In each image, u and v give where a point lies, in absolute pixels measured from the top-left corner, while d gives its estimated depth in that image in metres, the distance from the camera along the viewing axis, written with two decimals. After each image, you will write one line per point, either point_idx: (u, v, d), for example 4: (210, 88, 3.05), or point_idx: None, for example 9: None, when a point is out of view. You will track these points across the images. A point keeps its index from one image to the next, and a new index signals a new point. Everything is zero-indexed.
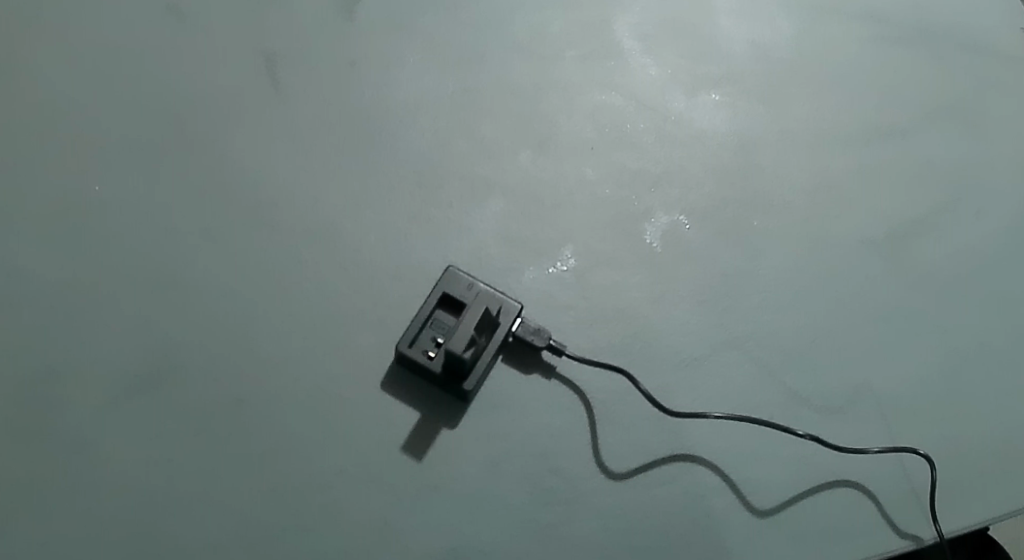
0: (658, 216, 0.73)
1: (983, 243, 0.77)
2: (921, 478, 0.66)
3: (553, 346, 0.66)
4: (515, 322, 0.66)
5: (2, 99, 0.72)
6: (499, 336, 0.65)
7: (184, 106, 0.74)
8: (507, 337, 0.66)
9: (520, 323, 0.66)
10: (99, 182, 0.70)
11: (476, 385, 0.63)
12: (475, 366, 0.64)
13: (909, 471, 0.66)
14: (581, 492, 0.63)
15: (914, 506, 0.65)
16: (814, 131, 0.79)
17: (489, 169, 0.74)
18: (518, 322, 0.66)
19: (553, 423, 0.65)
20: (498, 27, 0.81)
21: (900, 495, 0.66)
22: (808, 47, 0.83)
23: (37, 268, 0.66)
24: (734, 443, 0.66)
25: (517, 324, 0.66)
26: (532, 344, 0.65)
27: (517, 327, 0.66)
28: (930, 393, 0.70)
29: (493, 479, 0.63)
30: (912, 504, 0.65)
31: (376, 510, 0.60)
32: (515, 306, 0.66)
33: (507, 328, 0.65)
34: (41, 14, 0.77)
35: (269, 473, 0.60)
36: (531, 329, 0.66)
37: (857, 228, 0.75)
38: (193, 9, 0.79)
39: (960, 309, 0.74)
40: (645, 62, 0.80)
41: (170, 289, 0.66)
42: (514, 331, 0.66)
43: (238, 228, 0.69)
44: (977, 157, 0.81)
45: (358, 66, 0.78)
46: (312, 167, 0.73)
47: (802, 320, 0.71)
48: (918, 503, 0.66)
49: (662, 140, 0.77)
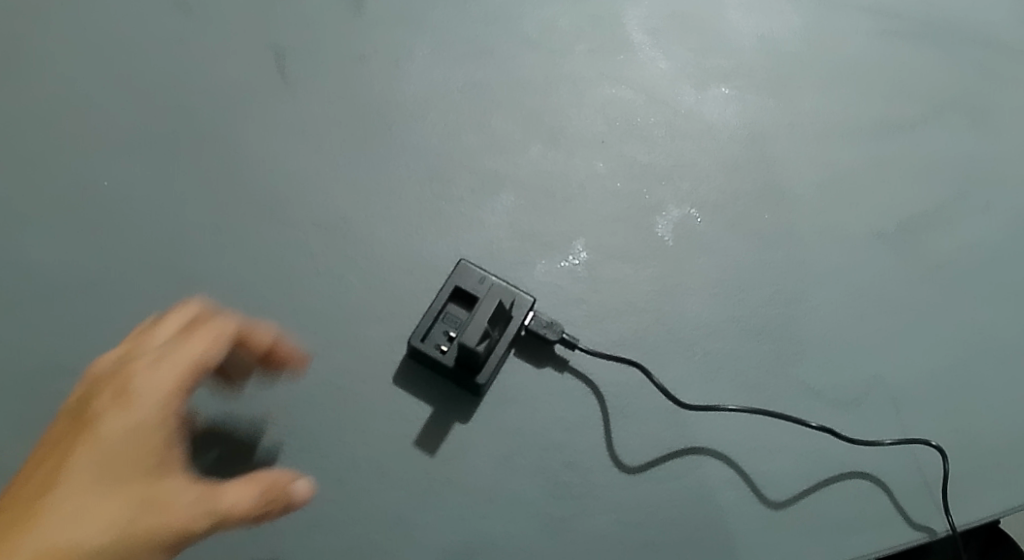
0: (670, 210, 0.73)
1: (995, 236, 0.77)
2: (933, 470, 0.66)
3: (566, 339, 0.65)
4: (528, 315, 0.65)
5: (14, 97, 0.72)
6: (511, 329, 0.64)
7: (192, 100, 0.74)
8: (520, 331, 0.65)
9: (533, 317, 0.66)
10: (109, 179, 0.70)
11: (489, 379, 0.63)
12: (488, 359, 0.63)
13: (921, 464, 0.66)
14: (594, 486, 0.63)
15: (925, 497, 0.65)
16: (823, 124, 0.79)
17: (499, 162, 0.74)
18: (531, 315, 0.66)
19: (566, 417, 0.65)
20: (507, 21, 0.81)
21: (912, 487, 0.66)
22: (817, 40, 0.83)
23: (49, 266, 0.67)
24: (748, 435, 0.65)
25: (529, 317, 0.65)
26: (545, 337, 0.65)
27: (529, 320, 0.65)
28: (943, 386, 0.70)
29: (506, 473, 0.63)
30: (924, 496, 0.65)
31: (389, 502, 0.60)
32: (528, 299, 0.66)
33: (519, 322, 0.65)
34: (49, 9, 0.77)
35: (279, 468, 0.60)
36: (544, 322, 0.65)
37: (867, 221, 0.75)
38: (200, 2, 0.79)
39: (972, 302, 0.74)
40: (655, 55, 0.80)
41: (181, 285, 0.67)
42: (527, 325, 0.66)
43: (249, 224, 0.69)
44: (989, 150, 0.80)
45: (367, 60, 0.77)
46: (321, 162, 0.73)
47: (813, 312, 0.71)
48: (930, 494, 0.66)
49: (673, 133, 0.76)
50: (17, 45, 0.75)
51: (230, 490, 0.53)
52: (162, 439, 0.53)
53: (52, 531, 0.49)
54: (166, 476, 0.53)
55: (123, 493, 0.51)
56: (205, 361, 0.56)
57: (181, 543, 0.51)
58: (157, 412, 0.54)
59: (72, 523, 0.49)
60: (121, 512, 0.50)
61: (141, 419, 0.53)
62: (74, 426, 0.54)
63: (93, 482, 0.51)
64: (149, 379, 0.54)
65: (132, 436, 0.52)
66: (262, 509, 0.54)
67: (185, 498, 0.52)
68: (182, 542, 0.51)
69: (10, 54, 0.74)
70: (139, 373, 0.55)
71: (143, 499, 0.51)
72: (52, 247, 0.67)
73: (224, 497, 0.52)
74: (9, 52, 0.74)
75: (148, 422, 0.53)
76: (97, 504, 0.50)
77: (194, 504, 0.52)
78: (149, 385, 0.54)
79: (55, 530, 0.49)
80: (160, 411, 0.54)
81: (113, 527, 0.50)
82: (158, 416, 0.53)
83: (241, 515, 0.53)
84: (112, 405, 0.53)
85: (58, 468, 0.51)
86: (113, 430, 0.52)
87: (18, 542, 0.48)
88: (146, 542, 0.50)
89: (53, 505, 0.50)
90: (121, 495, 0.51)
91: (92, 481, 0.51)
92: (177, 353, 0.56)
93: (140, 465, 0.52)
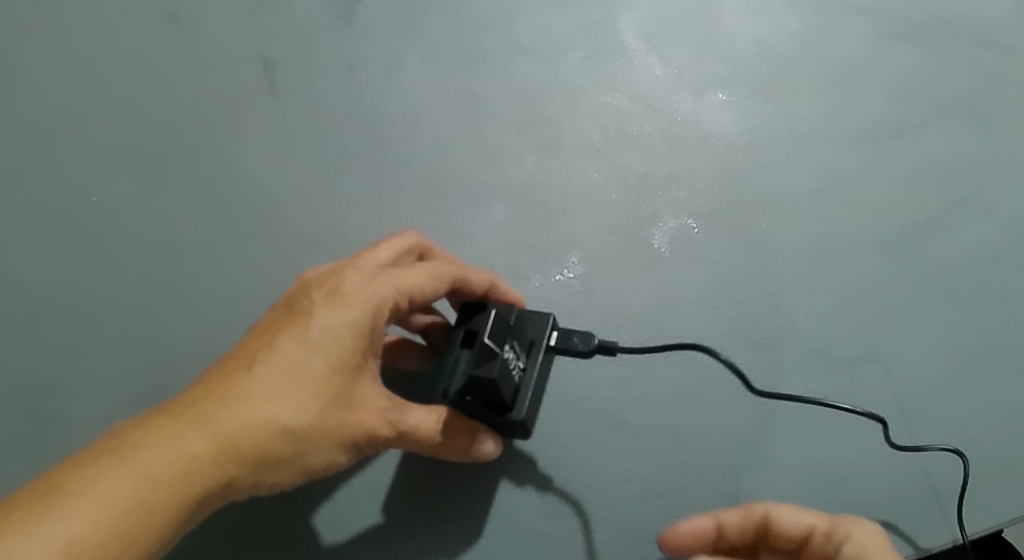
0: (666, 220, 0.72)
1: (1010, 240, 0.73)
2: (942, 476, 0.63)
3: (603, 347, 0.57)
4: (552, 335, 0.57)
5: (11, 114, 0.74)
6: (537, 354, 0.55)
7: (183, 115, 0.74)
8: (549, 354, 0.57)
9: (558, 335, 0.57)
10: (101, 194, 0.71)
11: (527, 412, 0.54)
12: (519, 392, 0.54)
13: (930, 472, 0.63)
14: (590, 504, 0.62)
15: (933, 505, 0.62)
16: (824, 130, 0.77)
17: (492, 174, 0.73)
18: (554, 333, 0.57)
19: (562, 434, 0.64)
20: (500, 29, 0.80)
21: (920, 498, 0.62)
22: (816, 43, 0.81)
23: (42, 287, 0.67)
24: (748, 449, 0.64)
25: (554, 336, 0.56)
26: (579, 353, 0.56)
27: (554, 339, 0.56)
28: (956, 400, 0.66)
29: (500, 490, 0.63)
30: (931, 503, 0.62)
31: (384, 523, 0.62)
32: (547, 315, 0.57)
33: (545, 343, 0.56)
34: (45, 28, 0.78)
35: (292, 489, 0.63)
36: (574, 334, 0.57)
37: (868, 227, 0.73)
38: (192, 14, 0.79)
39: (985, 310, 0.70)
40: (650, 61, 0.79)
41: (169, 299, 0.66)
42: (552, 345, 0.57)
43: (238, 238, 0.69)
44: (995, 152, 0.77)
45: (358, 71, 0.77)
46: (313, 175, 0.72)
47: (814, 322, 0.68)
48: (938, 502, 0.62)
49: (669, 141, 0.75)
50: (14, 64, 0.76)
51: (417, 411, 0.54)
52: (367, 341, 0.54)
53: (249, 408, 0.51)
54: (361, 376, 0.54)
55: (318, 383, 0.52)
56: (419, 287, 0.56)
57: (365, 442, 0.53)
58: (366, 315, 0.54)
59: (270, 405, 0.51)
60: (312, 400, 0.52)
61: (350, 319, 0.54)
62: (289, 311, 0.56)
63: (292, 368, 0.52)
64: (367, 286, 0.55)
65: (338, 332, 0.53)
66: (452, 437, 0.55)
67: (369, 402, 0.53)
68: (367, 440, 0.53)
69: (7, 73, 0.76)
70: (355, 281, 0.56)
71: (335, 393, 0.52)
72: (45, 263, 0.68)
73: (410, 418, 0.54)
74: (8, 74, 0.76)
75: (357, 323, 0.54)
76: (293, 391, 0.52)
77: (380, 411, 0.53)
78: (367, 290, 0.55)
79: (254, 407, 0.51)
80: (369, 316, 0.54)
81: (308, 414, 0.51)
82: (369, 321, 0.54)
83: (417, 434, 0.54)
84: (327, 302, 0.55)
85: (268, 348, 0.54)
86: (324, 324, 0.54)
87: (224, 412, 0.51)
88: (331, 433, 0.52)
89: (253, 384, 0.52)
90: (315, 385, 0.52)
91: (290, 366, 0.52)
92: (400, 273, 0.56)
93: (339, 362, 0.53)
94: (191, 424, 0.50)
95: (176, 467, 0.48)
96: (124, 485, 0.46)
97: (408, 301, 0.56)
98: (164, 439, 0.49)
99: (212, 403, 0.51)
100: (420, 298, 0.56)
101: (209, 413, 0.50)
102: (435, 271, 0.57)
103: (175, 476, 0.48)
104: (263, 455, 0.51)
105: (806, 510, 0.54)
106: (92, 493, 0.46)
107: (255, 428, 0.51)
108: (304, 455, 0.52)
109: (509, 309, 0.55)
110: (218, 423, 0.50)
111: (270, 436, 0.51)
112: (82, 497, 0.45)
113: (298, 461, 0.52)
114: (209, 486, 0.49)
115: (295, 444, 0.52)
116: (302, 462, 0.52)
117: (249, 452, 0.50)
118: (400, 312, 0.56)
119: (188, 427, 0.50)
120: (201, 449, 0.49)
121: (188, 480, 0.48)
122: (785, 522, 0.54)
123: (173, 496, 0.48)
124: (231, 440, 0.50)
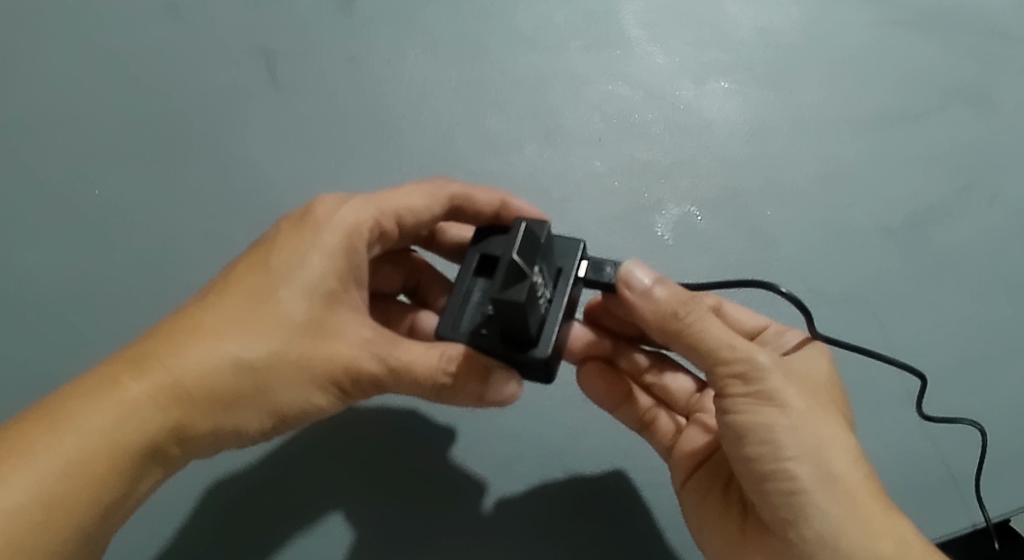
0: (670, 208, 0.71)
1: (1012, 227, 0.73)
2: (958, 460, 0.62)
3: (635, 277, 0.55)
4: (581, 266, 0.54)
5: (9, 106, 0.74)
6: (565, 282, 0.52)
7: (186, 107, 0.74)
8: (578, 287, 0.54)
9: (589, 266, 0.55)
10: (101, 187, 0.71)
11: (553, 347, 0.50)
12: (544, 326, 0.51)
13: (945, 457, 0.62)
14: (597, 492, 0.60)
15: (954, 489, 0.62)
16: (826, 118, 0.77)
17: (496, 163, 0.72)
18: (585, 264, 0.55)
19: (567, 422, 0.62)
20: (501, 19, 0.80)
21: (938, 481, 0.62)
22: (818, 32, 0.81)
23: (43, 276, 0.67)
24: None
25: (583, 267, 0.54)
26: (611, 285, 0.54)
27: (585, 272, 0.54)
28: (964, 386, 0.65)
29: (505, 479, 0.60)
30: (950, 487, 0.62)
31: (387, 534, 0.58)
32: (576, 243, 0.54)
33: (573, 272, 0.53)
34: (47, 22, 0.78)
35: (294, 491, 0.59)
36: (603, 265, 0.55)
37: (873, 214, 0.72)
38: (191, 8, 0.79)
39: (990, 297, 0.69)
40: (652, 50, 0.78)
41: (171, 289, 0.66)
42: (582, 277, 0.54)
43: (238, 229, 0.69)
44: (993, 138, 0.77)
45: (358, 62, 0.77)
46: (314, 166, 0.71)
47: (820, 311, 0.67)
48: (957, 485, 0.62)
49: (672, 130, 0.75)
50: (12, 57, 0.76)
51: (411, 346, 0.51)
52: (342, 265, 0.51)
53: (199, 346, 0.47)
54: (336, 308, 0.50)
55: (282, 313, 0.49)
56: (411, 208, 0.56)
57: (346, 378, 0.49)
58: (340, 238, 0.52)
59: (224, 341, 0.47)
60: (274, 334, 0.48)
61: (321, 242, 0.51)
62: (256, 245, 0.53)
63: (253, 302, 0.49)
64: (341, 210, 0.53)
65: (308, 257, 0.50)
66: (463, 377, 0.51)
67: (345, 332, 0.50)
68: (348, 376, 0.49)
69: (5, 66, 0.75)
70: (328, 205, 0.53)
71: (304, 322, 0.49)
72: (43, 254, 0.68)
73: (404, 352, 0.50)
74: (6, 66, 0.75)
75: (330, 244, 0.51)
76: (253, 325, 0.48)
77: (363, 342, 0.50)
78: (342, 213, 0.53)
79: (205, 344, 0.47)
80: (344, 238, 0.52)
81: (270, 349, 0.48)
82: (345, 243, 0.52)
83: (405, 370, 0.50)
84: (294, 229, 0.52)
85: (228, 283, 0.50)
86: (289, 252, 0.51)
87: (173, 353, 0.47)
88: (302, 367, 0.48)
89: (205, 320, 0.48)
90: (278, 315, 0.49)
91: (250, 299, 0.49)
92: (384, 195, 0.55)
93: (309, 289, 0.49)
94: (137, 368, 0.46)
95: (116, 419, 0.45)
96: (60, 443, 0.44)
97: (393, 221, 0.55)
98: (108, 386, 0.46)
99: (158, 346, 0.47)
100: (411, 217, 0.56)
101: (157, 356, 0.47)
102: (430, 192, 0.57)
103: (115, 429, 0.45)
104: (221, 397, 0.47)
105: (759, 317, 0.61)
106: (25, 453, 0.43)
107: (208, 366, 0.47)
108: (272, 395, 0.48)
109: (541, 227, 0.50)
110: (163, 366, 0.46)
111: (227, 374, 0.47)
112: (9, 459, 0.43)
113: (266, 401, 0.48)
114: (156, 435, 0.46)
115: (259, 383, 0.48)
116: (270, 403, 0.48)
117: (202, 395, 0.46)
118: (389, 234, 0.55)
119: (129, 374, 0.46)
120: (144, 395, 0.46)
121: (133, 431, 0.45)
122: (738, 316, 0.61)
123: (113, 450, 0.44)
124: (180, 384, 0.46)
